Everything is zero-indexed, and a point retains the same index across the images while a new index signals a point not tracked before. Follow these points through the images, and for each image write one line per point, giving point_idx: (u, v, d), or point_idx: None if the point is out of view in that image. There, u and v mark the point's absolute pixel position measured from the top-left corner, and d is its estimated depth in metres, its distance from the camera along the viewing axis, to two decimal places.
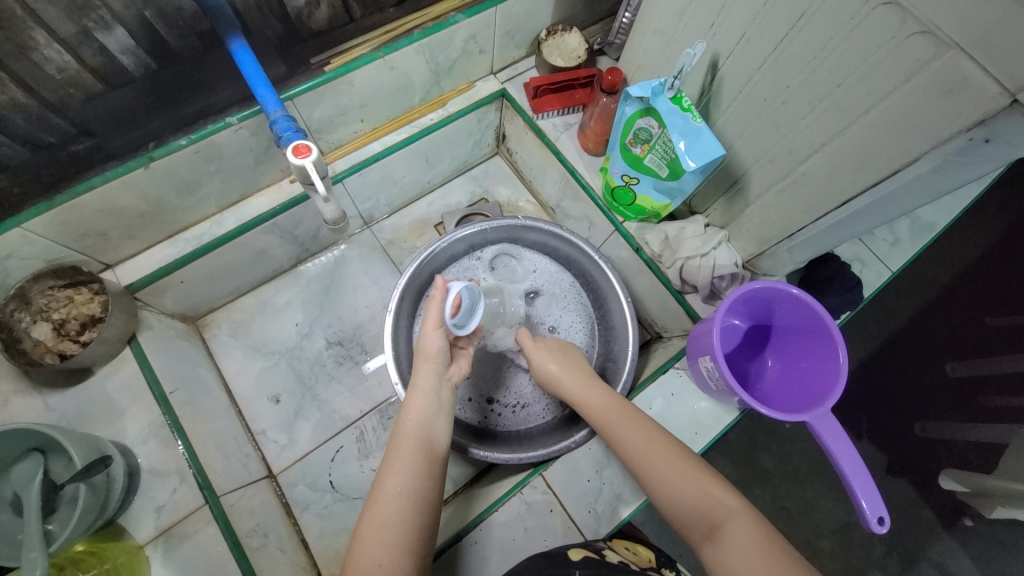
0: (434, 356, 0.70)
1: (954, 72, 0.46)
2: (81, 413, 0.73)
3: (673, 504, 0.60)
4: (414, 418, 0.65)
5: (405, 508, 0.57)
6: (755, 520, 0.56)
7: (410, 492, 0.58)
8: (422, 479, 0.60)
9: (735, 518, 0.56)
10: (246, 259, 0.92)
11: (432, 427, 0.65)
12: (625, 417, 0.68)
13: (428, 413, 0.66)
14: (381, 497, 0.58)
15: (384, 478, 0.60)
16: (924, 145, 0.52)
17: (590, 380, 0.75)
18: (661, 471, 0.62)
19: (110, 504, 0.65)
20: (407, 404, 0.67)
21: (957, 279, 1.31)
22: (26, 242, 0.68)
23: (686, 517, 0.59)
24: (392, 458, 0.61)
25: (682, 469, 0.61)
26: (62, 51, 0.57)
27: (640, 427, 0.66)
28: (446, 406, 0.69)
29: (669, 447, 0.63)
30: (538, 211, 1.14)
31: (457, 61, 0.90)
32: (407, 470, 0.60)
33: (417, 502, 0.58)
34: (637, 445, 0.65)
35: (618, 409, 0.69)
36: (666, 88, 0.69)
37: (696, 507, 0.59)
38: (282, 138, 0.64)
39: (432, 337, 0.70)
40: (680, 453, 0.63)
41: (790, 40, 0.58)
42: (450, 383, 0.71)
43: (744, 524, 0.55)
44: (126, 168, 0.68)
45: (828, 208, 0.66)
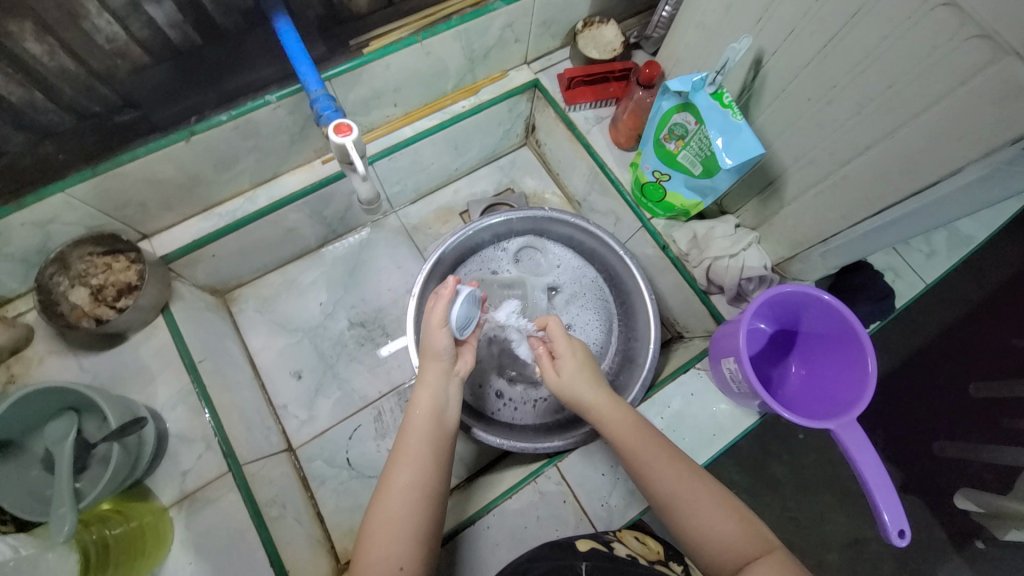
0: (440, 353, 0.69)
1: (1012, 78, 0.45)
2: (114, 375, 0.76)
3: (705, 541, 0.57)
4: (421, 414, 0.65)
5: (411, 502, 0.58)
6: (791, 558, 0.53)
7: (417, 486, 0.59)
8: (427, 473, 0.60)
9: (770, 555, 0.53)
10: (276, 237, 0.93)
11: (439, 422, 0.65)
12: (650, 440, 0.64)
13: (435, 409, 0.66)
14: (389, 491, 0.59)
15: (392, 470, 0.60)
16: (975, 152, 0.51)
17: (612, 396, 0.69)
18: (691, 502, 0.58)
19: (140, 463, 0.68)
20: (414, 400, 0.67)
21: (990, 296, 1.27)
22: (68, 207, 0.70)
23: (714, 553, 0.56)
24: (399, 453, 0.62)
25: (707, 499, 0.59)
26: (112, 22, 0.59)
27: (666, 454, 0.62)
28: (453, 403, 0.69)
29: (697, 478, 0.60)
30: (564, 204, 1.13)
31: (493, 49, 0.90)
32: (414, 464, 0.60)
33: (422, 497, 0.59)
34: (662, 472, 0.61)
35: (641, 432, 0.65)
36: (708, 83, 0.67)
37: (728, 542, 0.55)
38: (322, 117, 0.66)
39: (438, 334, 0.69)
40: (709, 484, 0.60)
41: (840, 38, 0.56)
42: (457, 378, 0.71)
43: (780, 561, 0.52)
44: (167, 141, 0.70)
45: (867, 214, 0.64)
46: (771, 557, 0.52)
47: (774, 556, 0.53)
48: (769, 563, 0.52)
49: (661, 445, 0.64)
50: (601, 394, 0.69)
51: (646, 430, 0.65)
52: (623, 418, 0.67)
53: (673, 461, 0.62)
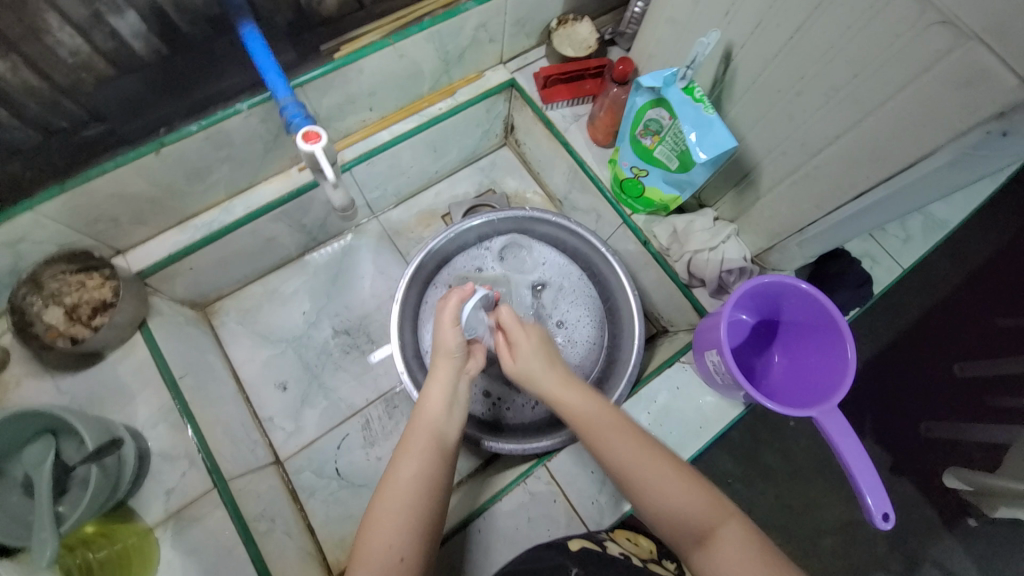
0: (453, 352, 0.70)
1: (975, 63, 0.45)
2: (92, 396, 0.74)
3: (661, 514, 0.57)
4: (431, 410, 0.65)
5: (416, 495, 0.58)
6: (749, 527, 0.54)
7: (422, 479, 0.59)
8: (434, 468, 0.60)
9: (729, 524, 0.54)
10: (255, 247, 0.92)
11: (448, 420, 0.65)
12: (607, 417, 0.64)
13: (445, 406, 0.66)
14: (394, 482, 0.58)
15: (399, 463, 0.60)
16: (941, 138, 0.51)
17: (565, 377, 0.70)
18: (650, 475, 0.59)
19: (122, 484, 0.67)
20: (424, 395, 0.67)
21: (969, 278, 1.29)
22: (38, 226, 0.68)
23: (674, 525, 0.57)
24: (407, 446, 0.62)
25: (664, 471, 0.59)
26: (74, 35, 0.58)
27: (623, 430, 0.63)
28: (462, 403, 0.69)
29: (656, 450, 0.61)
30: (545, 203, 1.13)
31: (467, 50, 0.89)
32: (421, 456, 0.60)
33: (427, 490, 0.58)
34: (620, 448, 0.61)
35: (600, 409, 0.66)
36: (679, 78, 0.68)
37: (688, 514, 0.56)
38: (291, 125, 0.65)
39: (451, 333, 0.71)
40: (668, 457, 0.60)
41: (807, 29, 0.57)
42: (467, 377, 0.71)
43: (739, 530, 0.54)
44: (136, 154, 0.68)
45: (841, 202, 0.65)
46: (728, 528, 0.54)
47: (732, 527, 0.54)
48: (729, 535, 0.53)
49: (619, 421, 0.64)
50: (554, 376, 0.70)
51: (601, 406, 0.66)
52: (578, 399, 0.67)
53: (631, 436, 0.62)
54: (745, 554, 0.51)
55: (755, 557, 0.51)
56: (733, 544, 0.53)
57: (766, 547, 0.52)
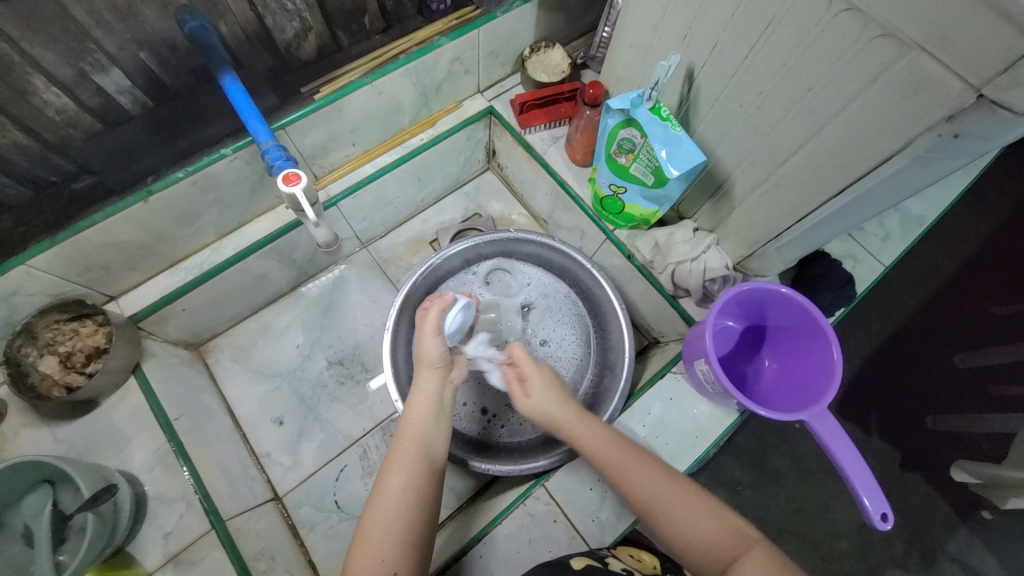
0: (434, 362, 0.70)
1: (919, 71, 0.48)
2: (88, 443, 0.75)
3: (686, 544, 0.58)
4: (417, 421, 0.66)
5: (407, 505, 0.58)
6: (772, 550, 0.53)
7: (412, 490, 0.59)
8: (424, 478, 0.61)
9: (751, 547, 0.54)
10: (246, 285, 0.94)
11: (433, 429, 0.66)
12: (623, 451, 0.65)
13: (431, 416, 0.67)
14: (384, 493, 0.59)
15: (388, 476, 0.61)
16: (897, 143, 0.53)
17: (581, 411, 0.71)
18: (669, 506, 0.60)
19: (118, 531, 0.66)
20: (409, 406, 0.68)
21: (956, 270, 1.30)
22: (31, 278, 0.70)
23: (699, 555, 0.57)
24: (395, 458, 0.62)
25: (688, 503, 0.60)
26: (60, 94, 0.60)
27: (642, 462, 0.64)
28: (447, 411, 0.70)
29: (675, 483, 0.62)
30: (531, 223, 1.16)
31: (444, 83, 0.93)
32: (410, 467, 0.61)
33: (417, 500, 0.59)
34: (637, 481, 0.63)
35: (617, 443, 0.66)
36: (645, 99, 0.70)
37: (710, 543, 0.57)
38: (274, 167, 0.67)
39: (433, 343, 0.71)
40: (689, 488, 0.61)
41: (760, 48, 0.59)
42: (451, 387, 0.72)
43: (762, 554, 0.53)
44: (125, 204, 0.70)
45: (812, 208, 0.67)
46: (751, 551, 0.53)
47: (755, 551, 0.53)
48: (750, 558, 0.53)
49: (635, 452, 0.66)
50: (568, 409, 0.72)
51: (613, 437, 0.67)
52: (593, 430, 0.69)
53: (647, 468, 0.64)
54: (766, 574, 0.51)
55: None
56: (754, 564, 0.52)
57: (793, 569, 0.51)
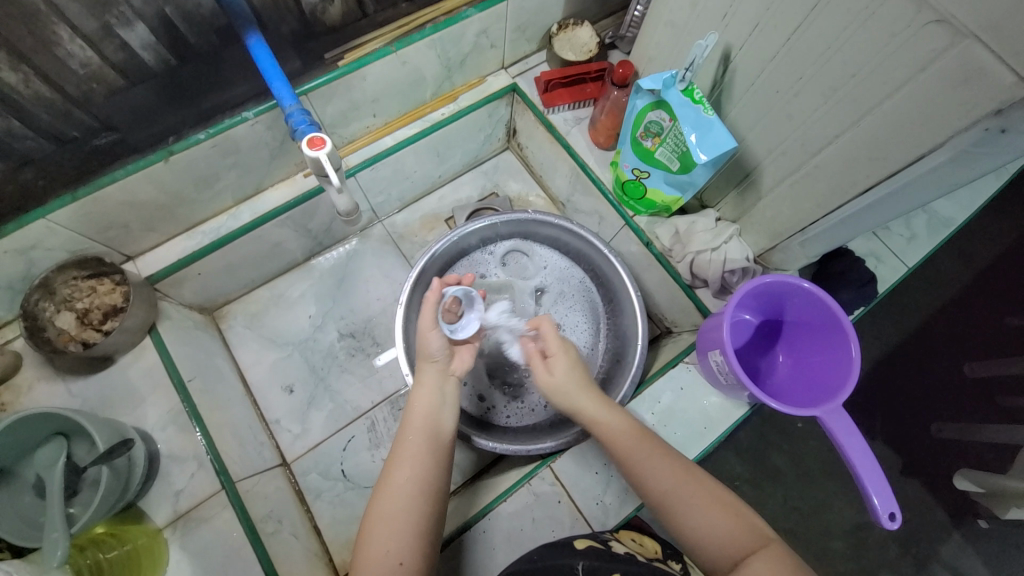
0: (434, 355, 0.71)
1: (971, 61, 0.46)
2: (103, 400, 0.76)
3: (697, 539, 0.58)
4: (420, 414, 0.66)
5: (412, 499, 0.59)
6: (786, 552, 0.54)
7: (417, 483, 0.60)
8: (428, 471, 0.61)
9: (767, 546, 0.55)
10: (262, 252, 0.93)
11: (437, 422, 0.66)
12: (642, 440, 0.65)
13: (433, 411, 0.67)
14: (390, 488, 0.59)
15: (393, 470, 0.61)
16: (939, 136, 0.52)
17: (598, 398, 0.71)
18: (686, 500, 0.60)
19: (131, 487, 0.67)
20: (412, 401, 0.68)
21: (977, 277, 1.28)
22: (50, 233, 0.70)
23: (712, 551, 0.57)
24: (400, 453, 0.63)
25: (702, 500, 0.60)
26: (84, 47, 0.59)
27: (660, 455, 0.64)
28: (450, 403, 0.70)
29: (692, 478, 0.62)
30: (548, 205, 1.14)
31: (469, 56, 0.91)
32: (414, 463, 0.61)
33: (423, 493, 0.59)
34: (654, 472, 0.62)
35: (633, 432, 0.66)
36: (678, 80, 0.68)
37: (726, 539, 0.57)
38: (297, 131, 0.66)
39: (432, 338, 0.71)
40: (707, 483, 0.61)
41: (803, 30, 0.57)
42: (453, 380, 0.72)
43: (777, 554, 0.53)
44: (146, 162, 0.70)
45: (841, 201, 0.65)
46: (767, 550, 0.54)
47: (770, 551, 0.54)
48: (764, 557, 0.53)
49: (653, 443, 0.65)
50: (586, 397, 0.71)
51: (628, 426, 0.67)
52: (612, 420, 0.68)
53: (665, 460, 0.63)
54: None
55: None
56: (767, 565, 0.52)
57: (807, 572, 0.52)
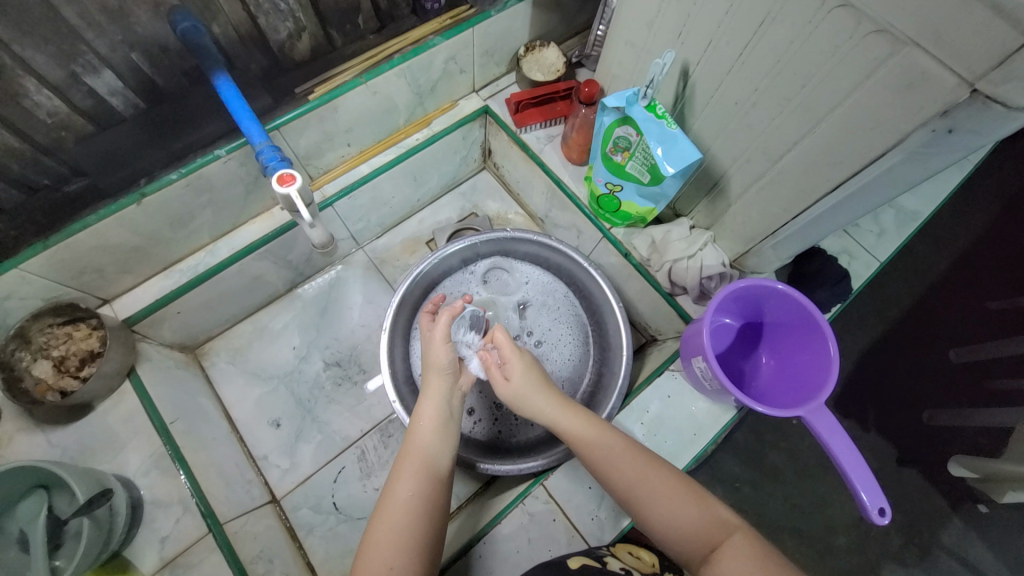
0: (444, 367, 0.70)
1: (912, 67, 0.48)
2: (83, 448, 0.74)
3: (665, 530, 0.59)
4: (426, 428, 0.65)
5: (414, 515, 0.58)
6: (751, 536, 0.55)
7: (420, 499, 0.59)
8: (431, 489, 0.60)
9: (734, 534, 0.55)
10: (242, 286, 0.93)
11: (442, 437, 0.66)
12: (608, 439, 0.64)
13: (438, 426, 0.66)
14: (392, 502, 0.59)
15: (396, 484, 0.60)
16: (892, 139, 0.53)
17: (560, 396, 0.70)
18: (654, 494, 0.60)
19: (114, 537, 0.65)
20: (417, 414, 0.67)
21: (951, 266, 1.31)
22: (24, 282, 0.69)
23: (679, 544, 0.58)
24: (402, 466, 0.62)
25: (670, 494, 0.60)
26: (52, 96, 0.60)
27: (629, 455, 0.63)
28: (456, 418, 0.69)
29: (657, 470, 0.61)
30: (527, 222, 1.15)
31: (439, 82, 0.92)
32: (418, 477, 0.61)
33: (425, 511, 0.59)
34: (618, 466, 0.62)
35: (595, 429, 0.66)
36: (641, 97, 0.70)
37: (692, 532, 0.57)
38: (268, 168, 0.67)
39: (442, 349, 0.71)
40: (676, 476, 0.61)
41: (754, 45, 0.59)
42: (459, 395, 0.71)
43: (741, 544, 0.54)
44: (119, 206, 0.70)
45: (807, 204, 0.67)
46: (733, 539, 0.54)
47: (735, 540, 0.54)
48: (732, 549, 0.53)
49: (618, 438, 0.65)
50: (549, 398, 0.69)
51: (593, 422, 0.67)
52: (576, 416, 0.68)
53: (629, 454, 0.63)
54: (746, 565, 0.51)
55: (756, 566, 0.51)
56: (735, 556, 0.52)
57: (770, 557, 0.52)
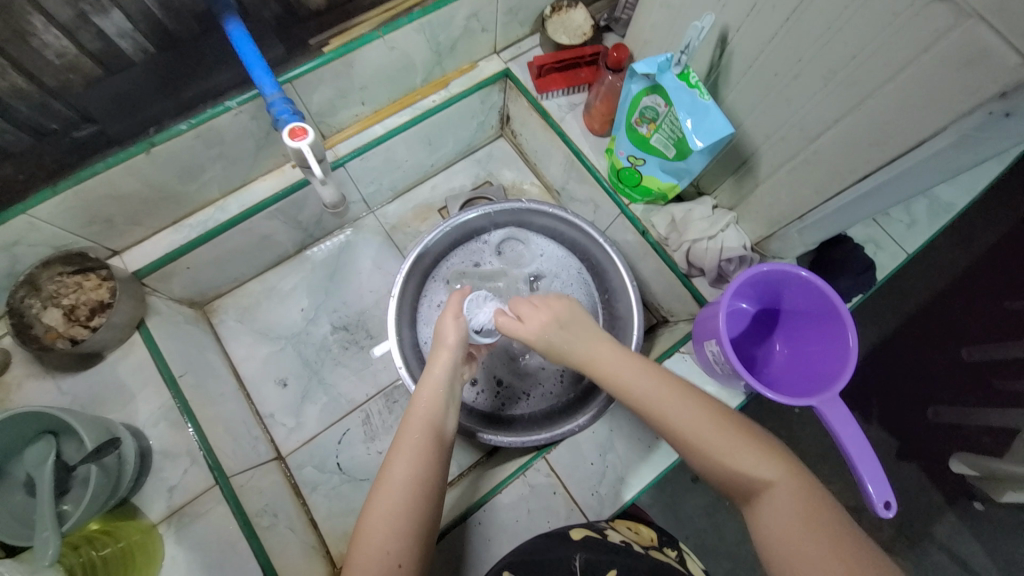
0: (454, 344, 0.69)
1: (976, 41, 0.44)
2: (94, 397, 0.75)
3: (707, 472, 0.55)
4: (426, 408, 0.63)
5: (410, 496, 0.56)
6: (796, 490, 0.50)
7: (417, 481, 0.57)
8: (428, 471, 0.58)
9: (780, 483, 0.51)
10: (251, 245, 0.92)
11: (441, 418, 0.64)
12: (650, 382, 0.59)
13: (438, 405, 0.64)
14: (388, 482, 0.57)
15: (392, 463, 0.58)
16: (942, 120, 0.50)
17: (596, 333, 0.64)
18: (697, 440, 0.55)
19: (121, 484, 0.67)
20: (418, 392, 0.65)
21: (977, 261, 1.27)
22: (33, 228, 0.69)
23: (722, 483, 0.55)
24: (400, 445, 0.60)
25: (717, 439, 0.54)
26: (60, 36, 0.57)
27: (674, 399, 0.57)
28: (455, 403, 0.67)
29: (702, 412, 0.56)
30: (543, 193, 1.13)
31: (459, 41, 0.88)
32: (416, 457, 0.59)
33: (423, 493, 0.57)
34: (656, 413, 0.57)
35: (633, 370, 0.60)
36: (673, 64, 0.66)
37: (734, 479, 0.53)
38: (280, 121, 0.64)
39: (451, 327, 0.70)
40: (719, 411, 0.56)
41: (802, 10, 0.55)
42: (461, 379, 0.70)
43: (786, 497, 0.50)
44: (127, 154, 0.68)
45: (840, 188, 0.64)
46: (777, 491, 0.51)
47: (781, 490, 0.51)
48: (776, 503, 0.50)
49: (656, 375, 0.60)
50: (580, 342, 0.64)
51: (630, 362, 0.61)
52: (613, 353, 0.62)
53: (667, 393, 0.58)
54: (792, 517, 0.49)
55: (802, 522, 0.48)
56: (779, 513, 0.50)
57: (822, 511, 0.49)
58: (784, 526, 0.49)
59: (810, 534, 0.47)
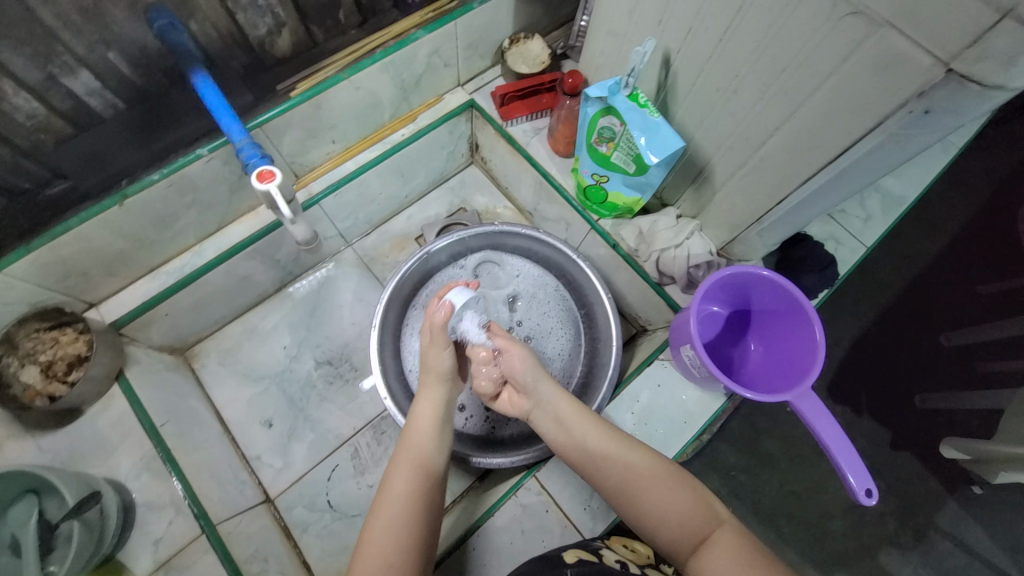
0: (444, 372, 0.71)
1: (889, 49, 0.48)
2: (74, 453, 0.73)
3: (655, 524, 0.60)
4: (422, 429, 0.67)
5: (410, 509, 0.60)
6: (739, 532, 0.57)
7: (415, 495, 0.61)
8: (426, 487, 0.62)
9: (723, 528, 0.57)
10: (231, 286, 0.93)
11: (437, 437, 0.68)
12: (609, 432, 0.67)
13: (433, 424, 0.68)
14: (388, 497, 0.61)
15: (391, 480, 0.63)
16: (869, 122, 0.54)
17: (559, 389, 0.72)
18: (652, 488, 0.61)
19: (105, 539, 0.65)
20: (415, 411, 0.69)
21: (940, 249, 1.32)
22: (7, 287, 0.69)
23: (672, 534, 0.59)
24: (398, 463, 0.64)
25: (668, 486, 0.61)
26: (29, 99, 0.59)
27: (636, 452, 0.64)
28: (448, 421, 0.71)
29: (661, 465, 0.64)
30: (516, 216, 1.15)
31: (423, 76, 0.92)
32: (413, 473, 0.63)
33: (421, 504, 0.61)
34: (614, 463, 0.64)
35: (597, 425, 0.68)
36: (623, 86, 0.70)
37: (685, 523, 0.59)
38: (248, 165, 0.66)
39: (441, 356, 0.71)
40: (669, 467, 0.64)
41: (734, 30, 0.59)
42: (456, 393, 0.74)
43: (732, 534, 0.57)
44: (99, 208, 0.69)
45: (789, 190, 0.67)
46: (725, 531, 0.57)
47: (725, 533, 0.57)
48: (723, 537, 0.56)
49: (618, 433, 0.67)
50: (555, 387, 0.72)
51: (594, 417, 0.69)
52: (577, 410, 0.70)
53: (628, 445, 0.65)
54: (736, 557, 0.54)
55: (745, 560, 0.53)
56: (726, 545, 0.55)
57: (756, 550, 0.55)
58: (729, 562, 0.53)
59: (753, 564, 0.53)
